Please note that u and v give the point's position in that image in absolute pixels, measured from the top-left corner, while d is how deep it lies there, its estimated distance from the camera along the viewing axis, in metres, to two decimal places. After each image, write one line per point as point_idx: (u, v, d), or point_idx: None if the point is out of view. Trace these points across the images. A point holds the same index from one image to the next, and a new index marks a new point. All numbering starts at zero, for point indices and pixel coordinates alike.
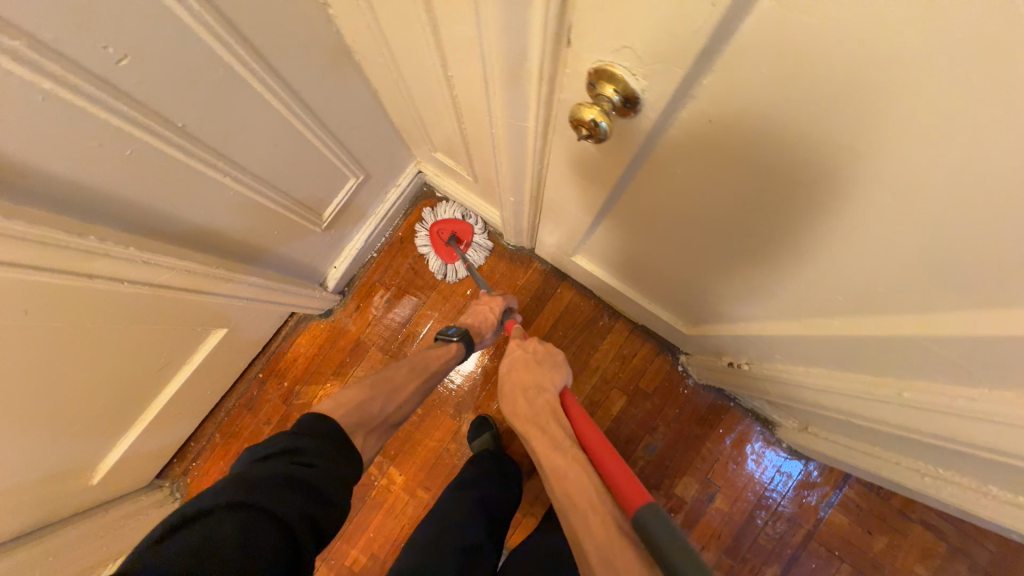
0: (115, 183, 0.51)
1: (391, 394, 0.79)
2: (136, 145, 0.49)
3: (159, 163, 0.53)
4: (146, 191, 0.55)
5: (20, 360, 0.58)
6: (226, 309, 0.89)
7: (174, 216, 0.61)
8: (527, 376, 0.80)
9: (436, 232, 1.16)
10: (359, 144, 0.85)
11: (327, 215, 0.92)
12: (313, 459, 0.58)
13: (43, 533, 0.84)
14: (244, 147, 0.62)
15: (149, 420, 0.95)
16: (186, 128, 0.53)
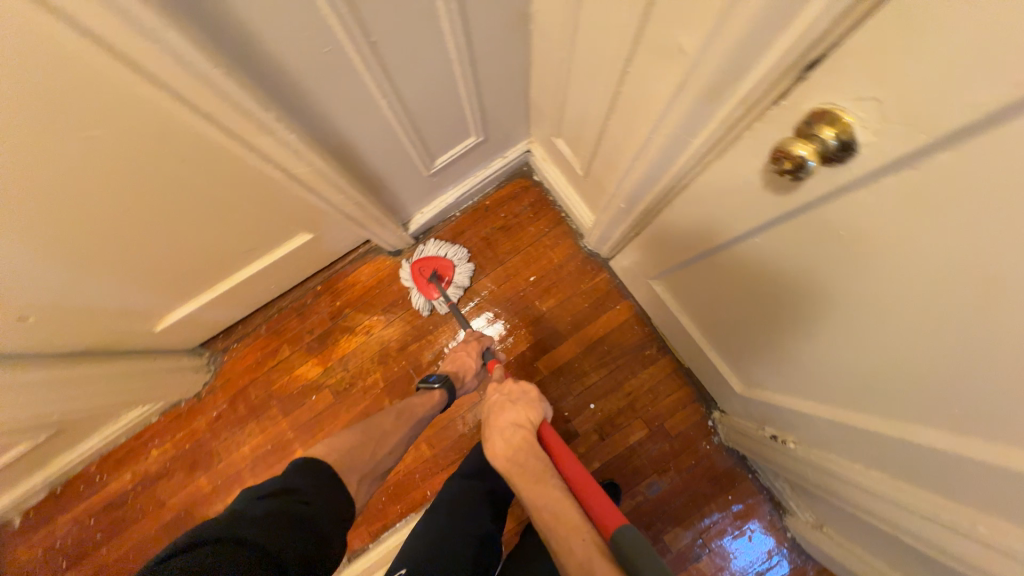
0: (306, 75, 0.55)
1: (382, 439, 0.79)
2: (335, 46, 0.53)
3: (342, 69, 0.57)
4: (323, 91, 0.58)
5: (153, 194, 0.63)
6: (321, 218, 0.94)
7: (331, 120, 0.64)
8: (505, 413, 0.83)
9: (416, 270, 1.18)
10: (493, 107, 0.88)
11: (439, 163, 0.95)
12: (309, 500, 0.61)
13: (96, 358, 0.93)
14: (408, 77, 0.65)
15: (220, 292, 1.01)
16: (376, 44, 0.56)
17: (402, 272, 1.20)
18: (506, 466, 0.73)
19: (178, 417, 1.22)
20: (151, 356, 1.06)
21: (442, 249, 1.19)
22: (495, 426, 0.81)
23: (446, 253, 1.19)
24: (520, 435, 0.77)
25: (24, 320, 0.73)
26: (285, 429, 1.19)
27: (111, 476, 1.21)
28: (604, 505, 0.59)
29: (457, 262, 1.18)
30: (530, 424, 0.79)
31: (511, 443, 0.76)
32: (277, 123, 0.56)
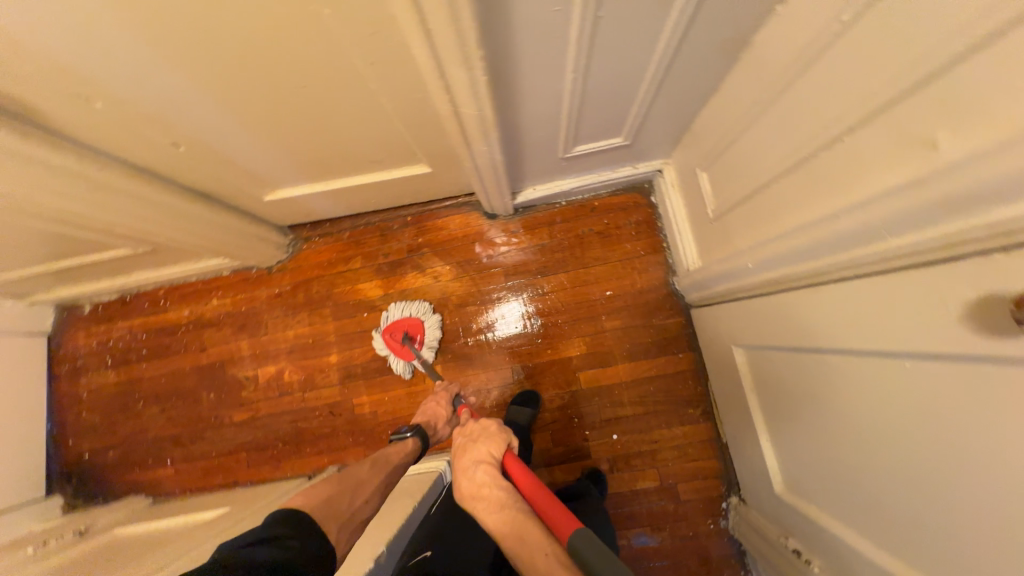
0: (524, 25, 0.54)
1: (358, 487, 0.74)
2: (565, 7, 0.52)
3: (556, 31, 0.56)
4: (527, 45, 0.57)
5: (331, 79, 0.66)
6: (446, 156, 0.96)
7: (517, 74, 0.64)
8: (469, 452, 0.76)
9: (388, 338, 1.20)
10: (654, 117, 0.85)
11: (575, 150, 0.94)
12: (289, 543, 0.58)
13: (208, 203, 1.00)
14: (604, 60, 0.64)
15: (329, 188, 1.06)
16: (598, 19, 0.55)
17: (376, 341, 1.22)
18: (473, 504, 0.67)
19: (245, 281, 1.31)
20: (249, 220, 1.13)
21: (417, 311, 1.21)
22: (459, 468, 0.74)
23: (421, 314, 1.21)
24: (484, 471, 0.71)
25: (176, 147, 0.79)
26: (330, 331, 1.26)
27: (173, 306, 1.32)
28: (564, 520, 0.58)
29: (430, 324, 1.20)
30: (494, 458, 0.73)
31: (477, 481, 0.69)
32: (478, 61, 0.56)
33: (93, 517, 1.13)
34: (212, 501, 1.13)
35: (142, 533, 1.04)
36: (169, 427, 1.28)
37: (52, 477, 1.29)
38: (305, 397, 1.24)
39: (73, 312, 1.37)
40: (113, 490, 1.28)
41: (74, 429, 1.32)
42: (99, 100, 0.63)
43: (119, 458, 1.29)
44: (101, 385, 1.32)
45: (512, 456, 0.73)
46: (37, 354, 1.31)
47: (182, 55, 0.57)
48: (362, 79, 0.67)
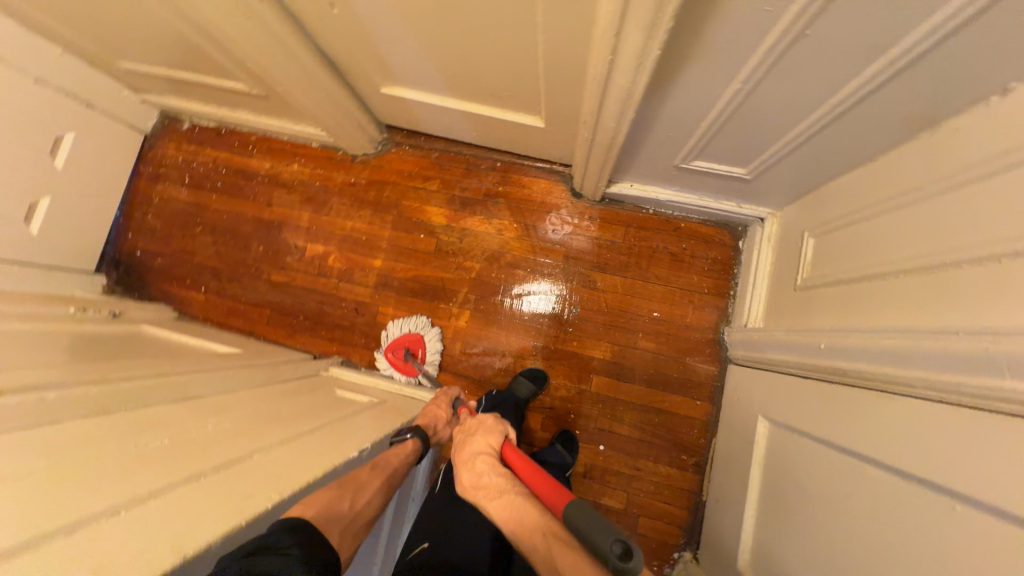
0: (724, 15, 0.51)
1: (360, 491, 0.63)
2: (775, 12, 0.49)
3: (752, 34, 0.52)
4: (714, 37, 0.55)
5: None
6: (567, 117, 0.93)
7: (687, 62, 0.60)
8: (467, 447, 0.75)
9: (391, 356, 1.22)
10: (790, 163, 0.80)
11: (693, 164, 0.90)
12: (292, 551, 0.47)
13: (333, 71, 1.01)
14: (777, 83, 0.60)
15: (443, 103, 1.06)
16: (800, 38, 0.51)
17: (378, 359, 1.23)
18: (475, 495, 0.67)
19: (327, 159, 1.34)
20: (358, 104, 1.14)
21: (417, 329, 1.22)
22: (458, 462, 0.73)
23: (423, 332, 1.21)
24: (483, 461, 0.70)
25: (332, 7, 0.80)
26: (383, 238, 1.28)
27: (256, 155, 1.37)
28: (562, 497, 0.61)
29: (431, 340, 1.21)
30: (492, 449, 0.73)
31: (477, 472, 0.69)
32: (660, 35, 0.53)
33: (128, 306, 1.23)
34: (228, 339, 1.21)
35: (164, 338, 1.12)
36: (214, 260, 1.36)
37: (103, 258, 1.40)
38: (339, 286, 1.29)
39: (171, 124, 1.44)
40: (149, 292, 1.38)
41: (135, 226, 1.41)
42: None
43: (163, 267, 1.38)
44: (171, 199, 1.40)
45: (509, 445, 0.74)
46: (129, 148, 1.40)
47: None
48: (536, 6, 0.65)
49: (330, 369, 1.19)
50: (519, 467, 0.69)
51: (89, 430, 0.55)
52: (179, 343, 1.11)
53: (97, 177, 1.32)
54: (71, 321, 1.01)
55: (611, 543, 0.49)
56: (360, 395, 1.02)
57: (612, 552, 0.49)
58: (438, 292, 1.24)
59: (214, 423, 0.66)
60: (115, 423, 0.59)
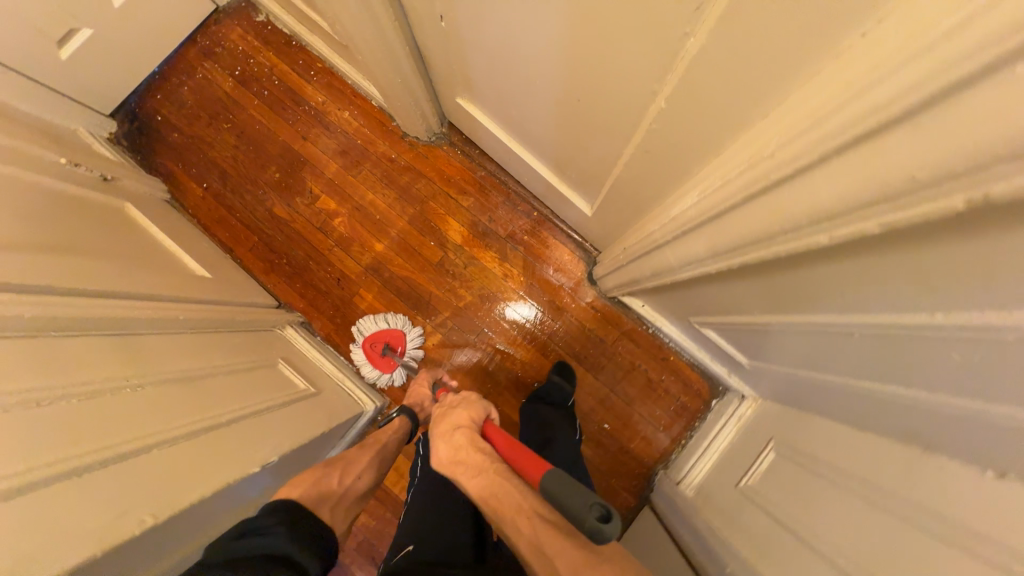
0: (786, 276, 0.49)
1: (351, 466, 0.83)
2: (829, 302, 0.47)
3: (803, 300, 0.51)
4: (769, 280, 0.53)
5: (606, 116, 0.61)
6: (614, 225, 0.91)
7: (735, 278, 0.59)
8: (447, 420, 0.82)
9: (369, 346, 1.18)
10: (789, 381, 0.79)
11: (706, 328, 0.89)
12: (280, 528, 0.61)
13: (418, 63, 0.96)
14: (807, 338, 0.59)
15: (509, 142, 1.02)
16: (841, 330, 0.50)
17: (354, 348, 1.20)
18: (453, 468, 0.73)
19: (378, 124, 1.28)
20: (430, 97, 1.09)
21: (393, 319, 1.19)
22: (439, 436, 0.80)
23: (401, 323, 1.19)
24: (461, 434, 0.77)
25: (440, 20, 0.76)
26: (396, 226, 1.25)
27: (314, 84, 1.30)
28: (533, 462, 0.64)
29: (412, 334, 1.18)
30: (472, 424, 0.79)
31: (456, 446, 0.75)
32: (717, 262, 0.51)
33: (120, 171, 1.16)
34: (205, 253, 1.17)
35: (140, 223, 1.07)
36: (227, 164, 1.30)
37: (123, 105, 1.34)
38: (333, 250, 1.25)
39: (246, 7, 1.34)
40: (152, 161, 1.32)
41: (166, 90, 1.34)
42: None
43: (176, 145, 1.32)
44: (214, 83, 1.33)
45: (491, 424, 0.80)
46: (195, 13, 1.31)
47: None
48: (631, 148, 0.62)
49: (287, 328, 1.16)
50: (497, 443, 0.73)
51: (1, 358, 0.51)
52: (153, 236, 1.06)
53: (150, 28, 1.24)
54: (50, 169, 0.94)
55: (588, 505, 0.51)
56: (294, 376, 0.98)
57: (587, 514, 0.51)
58: (421, 302, 1.22)
59: (135, 382, 0.62)
60: (34, 353, 0.55)
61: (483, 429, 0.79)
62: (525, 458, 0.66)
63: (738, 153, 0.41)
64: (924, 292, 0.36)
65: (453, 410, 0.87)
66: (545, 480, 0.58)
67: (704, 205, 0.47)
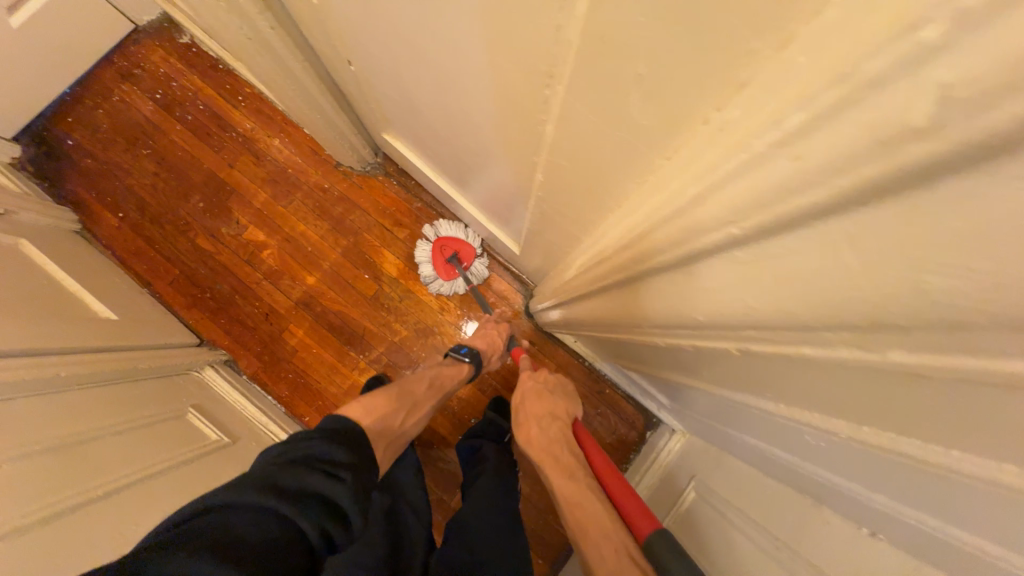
0: (664, 342, 0.50)
1: (411, 406, 0.79)
2: (708, 364, 0.48)
3: (690, 358, 0.51)
4: (654, 342, 0.54)
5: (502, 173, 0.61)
6: (539, 265, 0.92)
7: (629, 336, 0.59)
8: (542, 404, 0.85)
9: (435, 249, 1.16)
10: (710, 418, 0.81)
11: (635, 368, 0.90)
12: (346, 474, 0.51)
13: (340, 101, 0.93)
14: (703, 391, 0.60)
15: (438, 179, 1.02)
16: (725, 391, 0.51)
17: (419, 247, 1.17)
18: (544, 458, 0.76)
19: (310, 152, 1.24)
20: (358, 131, 1.06)
21: (467, 232, 1.16)
22: (534, 417, 0.84)
23: (472, 238, 1.16)
24: (557, 428, 0.80)
25: (348, 63, 0.74)
26: (328, 258, 1.21)
27: (242, 109, 1.25)
28: (631, 499, 0.62)
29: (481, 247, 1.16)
30: (566, 418, 0.83)
31: (547, 436, 0.79)
32: None
33: (17, 202, 1.07)
34: (115, 290, 1.09)
35: (38, 261, 0.98)
36: (147, 191, 1.23)
37: (29, 127, 1.24)
38: (260, 284, 1.20)
39: (169, 28, 1.28)
40: (62, 188, 1.23)
41: (79, 111, 1.25)
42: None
43: (89, 171, 1.24)
44: (132, 106, 1.25)
45: (581, 425, 0.83)
46: (111, 31, 1.23)
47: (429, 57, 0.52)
48: (533, 205, 0.62)
49: (206, 369, 1.10)
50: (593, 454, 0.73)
51: None
52: (52, 275, 0.98)
53: (56, 48, 1.15)
54: None
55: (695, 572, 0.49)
56: (204, 427, 0.92)
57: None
58: (354, 337, 1.18)
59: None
60: None
61: (574, 427, 0.81)
62: (622, 487, 0.64)
63: (611, 226, 0.44)
64: (770, 368, 0.39)
65: (548, 394, 0.89)
66: (651, 538, 0.55)
67: (602, 269, 0.48)
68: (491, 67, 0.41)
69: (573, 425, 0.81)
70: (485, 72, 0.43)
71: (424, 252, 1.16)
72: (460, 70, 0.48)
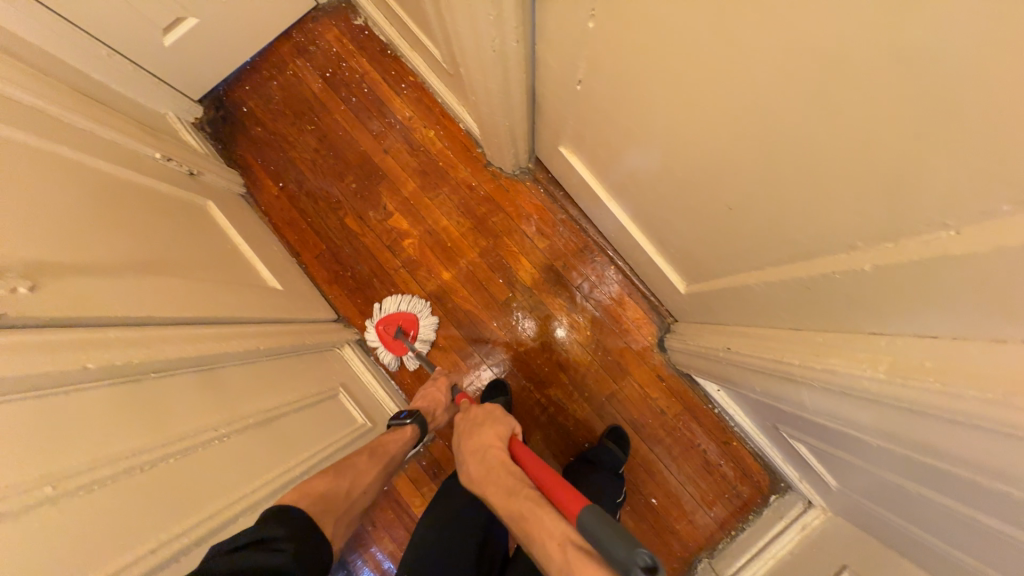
0: (928, 472, 0.46)
1: (353, 475, 0.72)
2: (989, 516, 0.43)
3: (941, 490, 0.47)
4: (904, 461, 0.49)
5: (758, 231, 0.56)
6: (708, 311, 0.87)
7: (859, 441, 0.55)
8: (475, 438, 0.77)
9: (382, 329, 1.18)
10: (877, 516, 0.74)
11: (795, 441, 0.85)
12: (286, 547, 0.53)
13: (530, 108, 0.91)
14: (930, 509, 0.55)
15: (605, 199, 0.98)
16: (983, 531, 0.46)
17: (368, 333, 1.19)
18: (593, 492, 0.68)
19: (462, 148, 1.24)
20: (527, 138, 1.04)
21: (406, 302, 1.18)
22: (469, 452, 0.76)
23: (412, 306, 1.18)
24: (492, 453, 0.72)
25: (576, 82, 0.70)
26: (465, 256, 1.21)
27: (403, 97, 1.27)
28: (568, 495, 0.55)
29: (422, 315, 1.18)
30: (499, 440, 0.75)
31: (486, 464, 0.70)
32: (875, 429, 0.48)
33: (204, 164, 1.15)
34: (274, 259, 1.15)
35: (217, 222, 1.04)
36: (306, 166, 1.29)
37: (211, 91, 1.33)
38: (398, 271, 1.23)
39: (345, 9, 1.31)
40: (232, 152, 1.31)
41: (256, 82, 1.32)
42: (606, 11, 0.52)
43: (258, 139, 1.31)
44: (304, 82, 1.30)
45: (517, 439, 0.75)
46: (296, 9, 1.28)
47: (734, 111, 0.46)
48: (783, 276, 0.55)
49: (344, 347, 1.15)
50: (529, 464, 0.66)
51: (105, 412, 0.51)
52: (230, 240, 1.04)
53: (250, 21, 1.21)
54: (137, 161, 0.92)
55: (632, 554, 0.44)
56: (352, 408, 0.97)
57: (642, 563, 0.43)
58: (480, 339, 1.19)
59: (223, 432, 0.62)
60: (136, 403, 0.54)
61: (513, 444, 0.73)
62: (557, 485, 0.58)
63: (965, 360, 0.37)
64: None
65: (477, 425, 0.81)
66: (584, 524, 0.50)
67: (906, 393, 0.42)
68: (875, 152, 0.35)
69: (511, 447, 0.73)
70: (850, 152, 0.37)
71: (374, 335, 1.19)
72: (786, 133, 0.42)
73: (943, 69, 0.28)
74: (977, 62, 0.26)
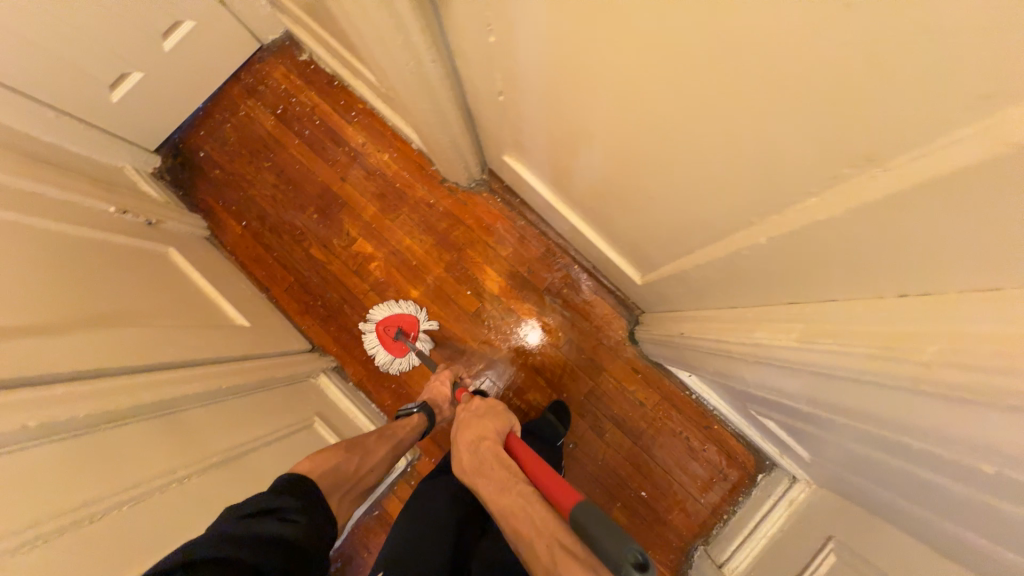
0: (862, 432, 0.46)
1: (363, 457, 0.76)
2: (924, 468, 0.43)
3: (884, 448, 0.47)
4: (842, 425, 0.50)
5: (676, 216, 0.57)
6: (662, 298, 0.88)
7: (803, 410, 0.55)
8: (473, 428, 0.78)
9: (382, 329, 1.19)
10: (852, 482, 0.74)
11: (764, 417, 0.85)
12: (297, 518, 0.55)
13: (467, 121, 0.93)
14: (883, 469, 0.55)
15: (554, 201, 0.99)
16: (927, 484, 0.46)
17: (366, 334, 1.20)
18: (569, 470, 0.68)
19: (417, 167, 1.26)
20: (474, 150, 1.06)
21: (403, 304, 1.19)
22: (464, 444, 0.76)
23: (408, 308, 1.19)
24: (486, 445, 0.73)
25: (497, 93, 0.72)
26: (431, 272, 1.23)
27: (354, 125, 1.29)
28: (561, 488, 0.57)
29: (421, 317, 1.19)
30: (494, 434, 0.75)
31: (480, 459, 0.71)
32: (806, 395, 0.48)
33: (164, 212, 1.17)
34: (241, 297, 1.16)
35: (180, 267, 1.05)
36: (267, 202, 1.31)
37: (167, 141, 1.35)
38: (368, 294, 1.24)
39: (289, 46, 1.34)
40: (193, 197, 1.33)
41: (210, 126, 1.35)
42: (500, 24, 0.54)
43: (218, 181, 1.33)
44: (256, 121, 1.33)
45: (514, 435, 0.75)
46: (240, 52, 1.31)
47: (623, 105, 0.48)
48: (707, 257, 0.57)
49: (321, 376, 1.16)
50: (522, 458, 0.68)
51: (48, 470, 0.50)
52: (194, 283, 1.05)
53: (195, 68, 1.24)
54: (93, 217, 0.93)
55: (623, 549, 0.45)
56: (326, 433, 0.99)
57: (625, 558, 0.45)
58: (455, 353, 1.20)
59: (184, 473, 0.62)
60: (83, 457, 0.54)
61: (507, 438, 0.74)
62: (547, 479, 0.60)
63: (856, 319, 0.38)
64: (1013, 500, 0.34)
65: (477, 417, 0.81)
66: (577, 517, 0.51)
67: (815, 358, 0.43)
68: (736, 131, 0.37)
69: (506, 441, 0.73)
70: (720, 133, 0.39)
71: (372, 338, 1.20)
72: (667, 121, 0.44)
73: (760, 48, 0.29)
74: (784, 41, 0.28)
